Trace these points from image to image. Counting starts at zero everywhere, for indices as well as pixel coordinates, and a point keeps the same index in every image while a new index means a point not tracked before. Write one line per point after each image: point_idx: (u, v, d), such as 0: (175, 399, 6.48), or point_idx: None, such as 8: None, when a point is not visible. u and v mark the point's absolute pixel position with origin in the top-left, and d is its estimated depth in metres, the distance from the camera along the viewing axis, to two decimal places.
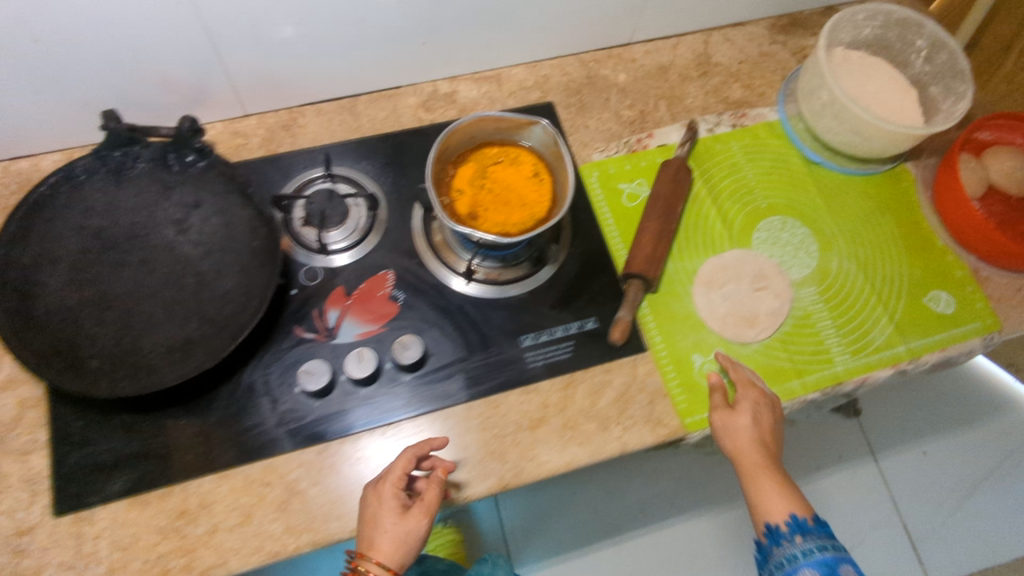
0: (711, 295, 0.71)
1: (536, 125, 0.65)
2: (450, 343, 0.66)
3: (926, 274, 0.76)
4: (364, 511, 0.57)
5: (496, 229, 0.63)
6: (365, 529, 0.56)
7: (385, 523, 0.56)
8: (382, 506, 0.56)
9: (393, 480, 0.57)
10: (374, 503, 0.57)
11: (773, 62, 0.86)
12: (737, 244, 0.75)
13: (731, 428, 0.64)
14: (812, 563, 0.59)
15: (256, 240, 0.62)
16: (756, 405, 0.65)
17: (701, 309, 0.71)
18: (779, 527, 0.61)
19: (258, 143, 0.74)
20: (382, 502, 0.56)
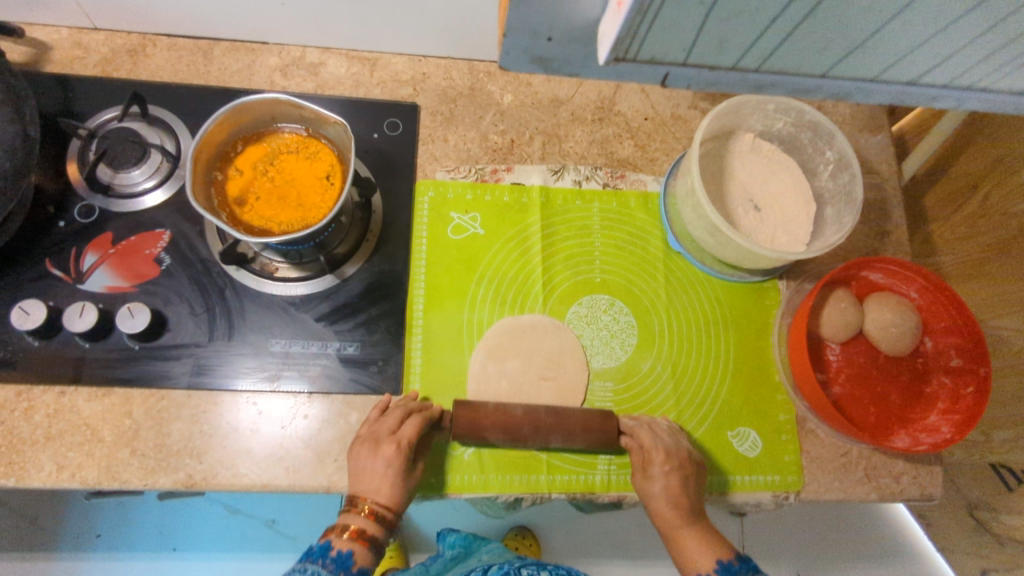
0: (488, 365, 0.66)
1: (337, 125, 0.59)
2: (195, 324, 0.63)
3: (743, 407, 0.68)
4: (362, 470, 0.57)
5: (256, 223, 0.59)
6: (360, 479, 0.57)
7: (385, 470, 0.56)
8: (384, 463, 0.56)
9: (400, 434, 0.57)
10: (376, 457, 0.57)
11: (682, 127, 0.77)
12: (549, 317, 0.69)
13: (647, 495, 0.60)
14: None
15: (8, 162, 0.58)
16: (666, 476, 0.60)
17: (472, 375, 0.65)
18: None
19: (96, 60, 0.70)
20: (384, 454, 0.56)
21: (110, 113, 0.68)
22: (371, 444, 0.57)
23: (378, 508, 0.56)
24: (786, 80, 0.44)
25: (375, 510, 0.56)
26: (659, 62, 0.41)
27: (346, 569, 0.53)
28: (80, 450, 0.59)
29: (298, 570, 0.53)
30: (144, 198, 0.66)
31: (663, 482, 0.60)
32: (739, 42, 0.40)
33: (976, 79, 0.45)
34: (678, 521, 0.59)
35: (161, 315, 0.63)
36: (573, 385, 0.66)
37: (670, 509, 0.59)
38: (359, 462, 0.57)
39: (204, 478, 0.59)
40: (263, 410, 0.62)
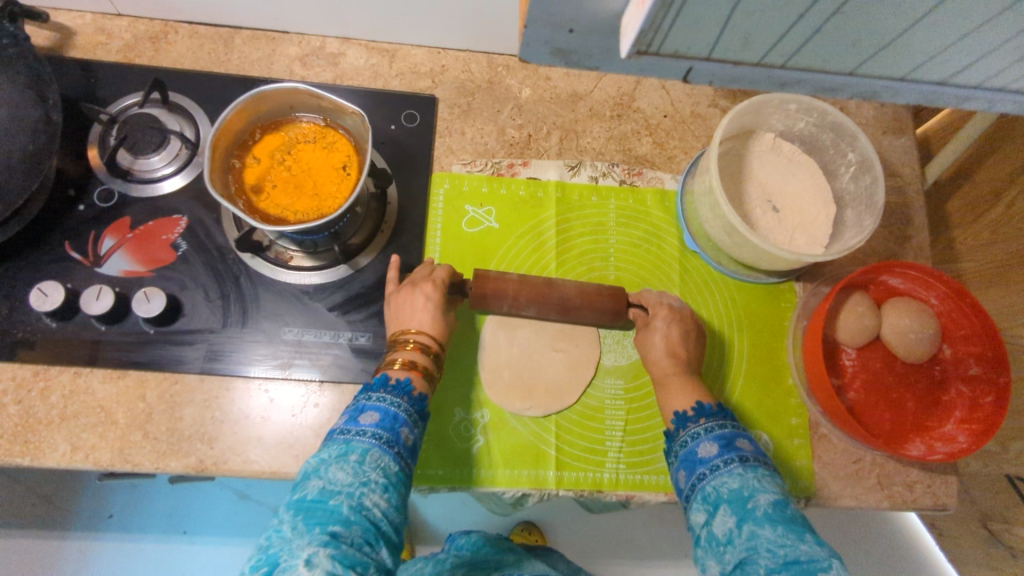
0: (501, 339, 0.68)
1: (355, 115, 0.59)
2: (209, 310, 0.64)
3: (755, 410, 0.68)
4: (402, 301, 0.60)
5: (272, 210, 0.59)
6: (405, 315, 0.59)
7: (424, 306, 0.60)
8: (424, 296, 0.60)
9: (434, 276, 0.62)
10: (413, 293, 0.60)
11: (702, 126, 0.76)
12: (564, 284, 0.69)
13: (645, 345, 0.63)
14: (710, 437, 0.53)
15: (30, 144, 0.59)
16: (666, 322, 0.63)
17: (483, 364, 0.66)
18: (687, 413, 0.57)
19: (118, 46, 0.71)
20: (422, 287, 0.60)
21: (132, 99, 0.68)
22: (408, 287, 0.61)
23: (423, 341, 0.58)
24: (812, 78, 0.43)
25: (420, 343, 0.58)
26: (683, 56, 0.41)
27: (408, 393, 0.53)
28: (94, 431, 0.59)
29: (365, 399, 0.52)
30: (163, 184, 0.66)
31: (665, 336, 0.63)
32: (765, 38, 0.39)
33: (1008, 81, 0.44)
34: (676, 370, 0.61)
35: (176, 300, 0.63)
36: (584, 360, 0.68)
37: (666, 359, 0.62)
38: (398, 302, 0.60)
39: (215, 463, 0.60)
40: (274, 397, 0.62)
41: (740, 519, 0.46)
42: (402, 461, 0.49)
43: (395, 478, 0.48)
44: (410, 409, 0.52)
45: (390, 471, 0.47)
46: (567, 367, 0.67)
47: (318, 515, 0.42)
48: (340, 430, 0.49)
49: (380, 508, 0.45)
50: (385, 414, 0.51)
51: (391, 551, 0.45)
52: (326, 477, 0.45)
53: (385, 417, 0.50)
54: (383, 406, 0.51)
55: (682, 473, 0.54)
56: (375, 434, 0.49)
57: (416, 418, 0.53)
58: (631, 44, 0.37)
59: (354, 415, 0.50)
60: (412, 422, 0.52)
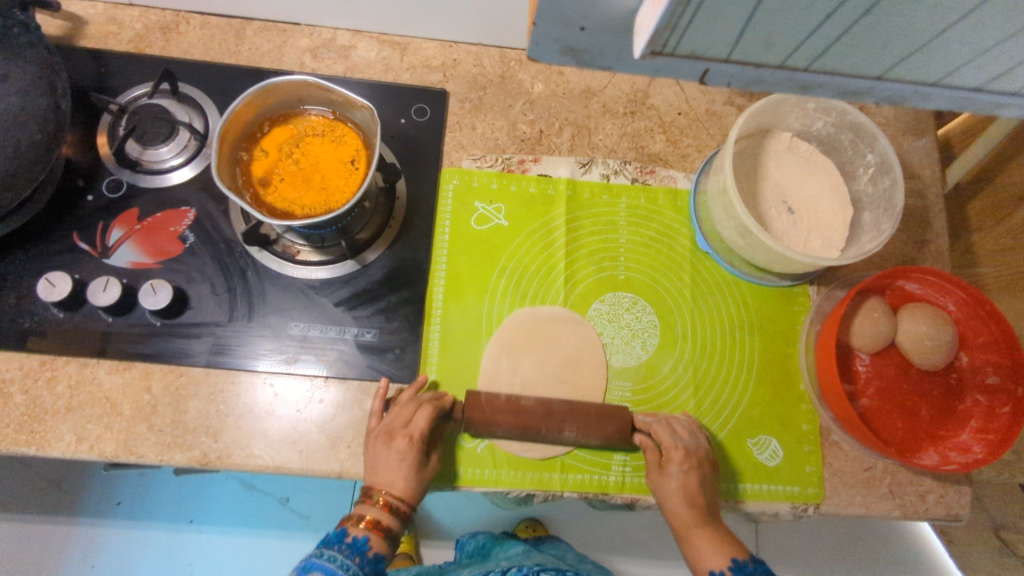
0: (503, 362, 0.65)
1: (365, 109, 0.59)
2: (216, 304, 0.63)
3: (765, 415, 0.67)
4: (377, 461, 0.57)
5: (280, 204, 0.58)
6: (377, 470, 0.56)
7: (399, 464, 0.56)
8: (399, 452, 0.56)
9: (412, 427, 0.57)
10: (390, 449, 0.56)
11: (717, 124, 0.75)
12: (567, 310, 0.68)
13: (660, 490, 0.59)
14: None
15: (38, 134, 0.59)
16: (684, 472, 0.59)
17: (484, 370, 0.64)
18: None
19: (129, 35, 0.71)
20: (397, 446, 0.56)
21: (141, 90, 0.68)
22: (385, 436, 0.57)
23: (393, 500, 0.56)
24: (835, 82, 0.41)
25: (389, 501, 0.56)
26: (700, 57, 0.39)
27: (361, 553, 0.54)
28: (99, 422, 0.60)
29: (314, 556, 0.55)
30: (172, 175, 0.66)
31: (681, 484, 0.59)
32: (787, 40, 0.38)
33: None
34: (693, 519, 0.58)
35: (183, 293, 0.63)
36: (590, 388, 0.65)
37: (687, 512, 0.58)
38: (374, 453, 0.57)
39: (219, 457, 0.60)
40: (279, 392, 0.62)
41: None
42: None
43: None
44: (356, 570, 0.54)
45: None
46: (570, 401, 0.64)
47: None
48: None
49: None
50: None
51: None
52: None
53: None
54: (328, 567, 0.54)
55: None
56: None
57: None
58: (645, 43, 0.36)
59: (298, 574, 0.54)
60: None
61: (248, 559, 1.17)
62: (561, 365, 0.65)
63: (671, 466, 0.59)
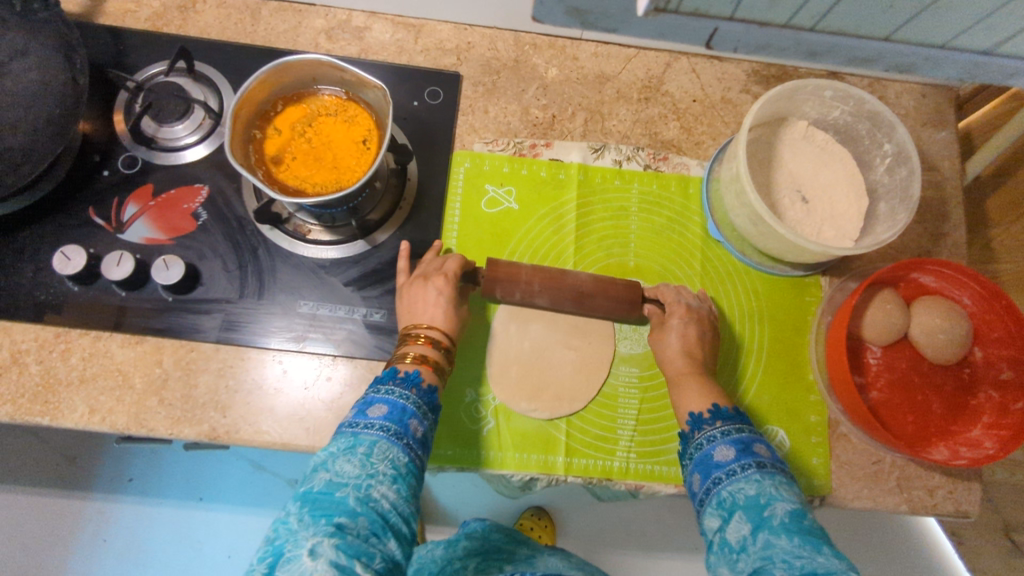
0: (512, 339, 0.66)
1: (378, 88, 0.59)
2: (227, 280, 0.64)
3: (774, 406, 0.66)
4: (414, 298, 0.60)
5: (291, 182, 0.59)
6: (415, 309, 0.59)
7: (436, 297, 0.59)
8: (435, 290, 0.60)
9: (446, 268, 0.62)
10: (425, 287, 0.60)
11: (731, 111, 0.74)
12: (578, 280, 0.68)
13: (660, 345, 0.63)
14: (726, 441, 0.52)
15: (57, 109, 0.60)
16: (682, 322, 0.62)
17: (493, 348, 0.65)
18: (701, 415, 0.56)
19: (147, 14, 0.71)
20: (433, 282, 0.60)
21: (157, 68, 0.69)
22: (421, 278, 0.61)
23: (434, 336, 0.58)
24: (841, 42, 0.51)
25: (432, 338, 0.57)
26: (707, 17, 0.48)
27: (418, 385, 0.53)
28: (111, 394, 0.60)
29: (375, 392, 0.52)
30: (186, 153, 0.67)
31: (680, 336, 0.62)
32: (789, 1, 0.46)
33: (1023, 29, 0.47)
34: (686, 370, 0.60)
35: (195, 269, 0.63)
36: (596, 362, 0.66)
37: (680, 359, 0.61)
38: (411, 295, 0.60)
39: (227, 432, 0.60)
40: (288, 370, 0.63)
41: (756, 527, 0.45)
42: (413, 453, 0.49)
43: (406, 470, 0.48)
44: (419, 401, 0.52)
45: (398, 462, 0.48)
46: (576, 366, 0.65)
47: (323, 506, 0.43)
48: (347, 424, 0.50)
49: (388, 499, 0.46)
50: (394, 406, 0.51)
51: (399, 541, 0.45)
52: (333, 469, 0.46)
53: (395, 408, 0.51)
54: (393, 399, 0.51)
55: (696, 474, 0.53)
56: (382, 426, 0.49)
57: (426, 410, 0.53)
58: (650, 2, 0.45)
59: (362, 409, 0.51)
60: (423, 413, 0.52)
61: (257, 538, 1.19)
62: (571, 331, 0.67)
63: (670, 320, 0.63)
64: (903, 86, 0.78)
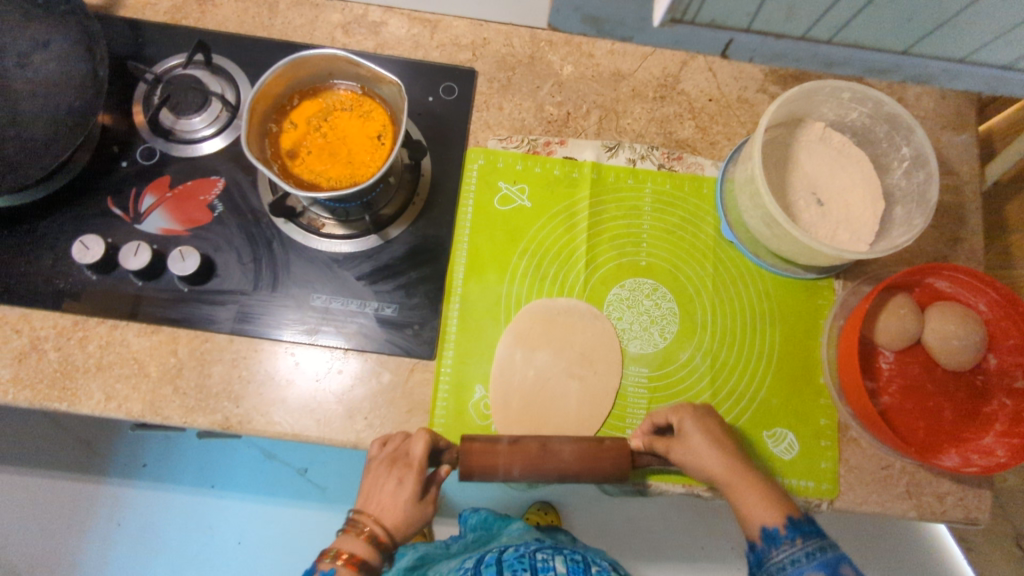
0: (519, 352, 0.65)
1: (394, 85, 0.59)
2: (241, 272, 0.65)
3: (783, 408, 0.66)
4: (370, 485, 0.58)
5: (306, 176, 0.59)
6: (372, 492, 0.58)
7: (391, 492, 0.57)
8: (396, 481, 0.57)
9: (412, 456, 0.57)
10: (386, 474, 0.57)
11: (748, 112, 0.74)
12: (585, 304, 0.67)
13: (692, 455, 0.57)
14: (812, 567, 0.49)
15: (77, 101, 0.61)
16: (698, 418, 0.59)
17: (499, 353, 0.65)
18: (777, 531, 0.51)
19: (166, 6, 0.72)
20: (396, 474, 0.57)
21: (176, 61, 0.69)
22: (385, 463, 0.57)
23: (375, 530, 0.57)
24: None
25: (372, 532, 0.56)
26: None
27: None
28: (127, 382, 0.62)
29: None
30: (203, 145, 0.67)
31: (699, 433, 0.58)
32: None
33: None
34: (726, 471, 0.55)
35: (210, 260, 0.64)
36: (602, 390, 0.64)
37: (717, 458, 0.56)
38: (373, 477, 0.58)
39: (240, 422, 0.61)
40: (300, 362, 0.63)
41: None
42: None
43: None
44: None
45: None
46: (580, 398, 0.64)
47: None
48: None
49: None
50: None
51: None
52: None
53: None
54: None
55: None
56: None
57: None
58: None
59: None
60: None
61: (267, 526, 1.21)
62: (576, 360, 0.65)
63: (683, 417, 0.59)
64: (923, 87, 0.77)
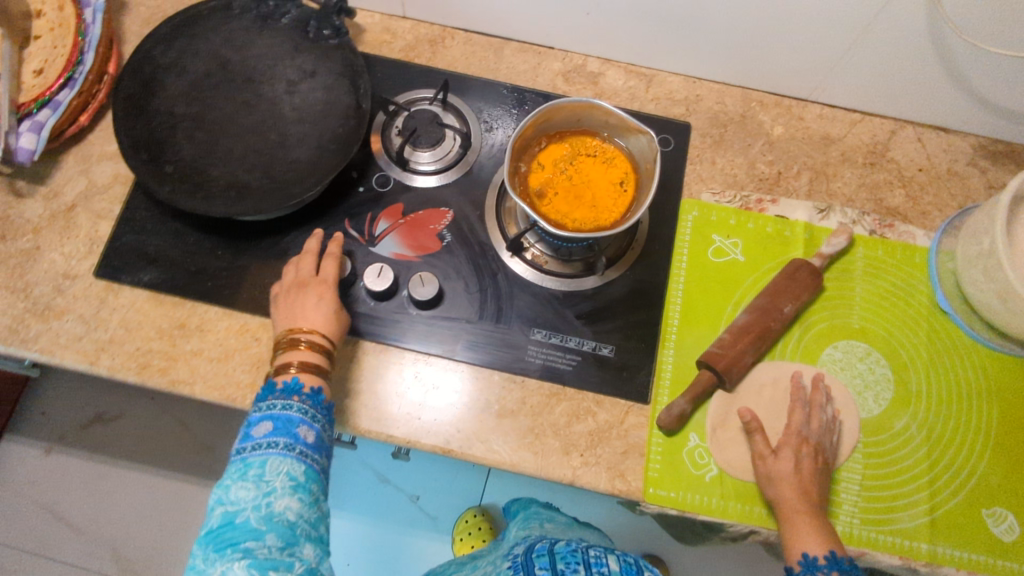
0: (732, 408, 0.64)
1: (645, 136, 0.61)
2: (467, 301, 0.67)
3: (1003, 486, 0.64)
4: (289, 306, 0.60)
5: (553, 216, 0.62)
6: (297, 316, 0.59)
7: (318, 304, 0.60)
8: (319, 296, 0.60)
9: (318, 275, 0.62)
10: (305, 293, 0.60)
11: (958, 184, 0.74)
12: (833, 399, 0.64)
13: (773, 477, 0.59)
14: None
15: (340, 128, 0.65)
16: (797, 454, 0.60)
17: (712, 415, 0.64)
18: (817, 560, 0.56)
19: (401, 46, 0.77)
20: (315, 290, 0.60)
21: (422, 95, 0.74)
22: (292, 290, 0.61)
23: (315, 341, 0.58)
24: None
25: (312, 342, 0.57)
26: None
27: (299, 391, 0.54)
28: (356, 397, 0.63)
29: (256, 411, 0.54)
30: (418, 178, 0.71)
31: (797, 465, 0.59)
32: None
33: None
34: (802, 506, 0.58)
35: (440, 288, 0.66)
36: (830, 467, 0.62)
37: (797, 490, 0.58)
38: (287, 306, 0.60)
39: (461, 447, 0.62)
40: (423, 372, 0.65)
41: None
42: (307, 461, 0.52)
43: (305, 478, 0.52)
44: (305, 406, 0.54)
45: (296, 474, 0.51)
46: None
47: (229, 538, 0.47)
48: (239, 451, 0.53)
49: (292, 511, 0.50)
50: (280, 419, 0.53)
51: (312, 544, 0.50)
52: (229, 500, 0.49)
53: (280, 421, 0.53)
54: (280, 412, 0.53)
55: None
56: (272, 443, 0.52)
57: (317, 413, 0.55)
58: None
59: (248, 431, 0.53)
60: (313, 416, 0.54)
61: None
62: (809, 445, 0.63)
63: (786, 447, 0.60)
64: None
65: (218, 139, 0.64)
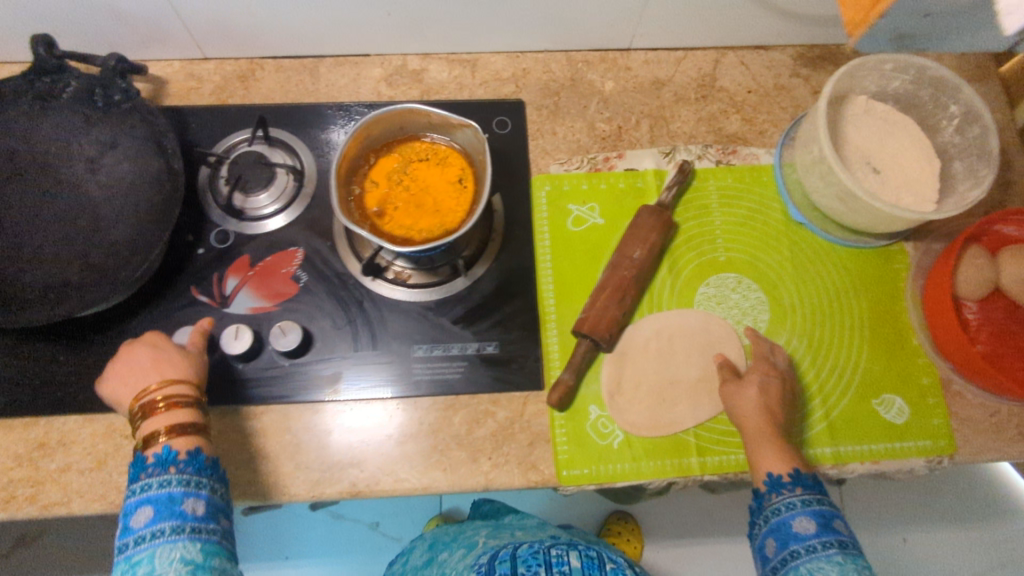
0: (623, 372, 0.65)
1: (468, 129, 0.60)
2: (338, 337, 0.65)
3: (885, 374, 0.67)
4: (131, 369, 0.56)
5: (399, 232, 0.60)
6: (145, 376, 0.55)
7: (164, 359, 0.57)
8: (149, 346, 0.58)
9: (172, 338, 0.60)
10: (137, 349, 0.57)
11: (787, 97, 0.76)
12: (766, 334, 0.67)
13: (737, 398, 0.60)
14: (807, 511, 0.55)
15: (155, 196, 0.61)
16: (764, 377, 0.61)
17: (605, 383, 0.64)
18: (781, 478, 0.56)
19: (210, 89, 0.72)
20: (147, 342, 0.58)
21: (240, 137, 0.70)
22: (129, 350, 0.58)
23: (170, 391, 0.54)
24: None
25: (167, 393, 0.54)
26: None
27: (175, 462, 0.51)
28: (248, 465, 0.61)
29: (131, 496, 0.50)
30: (266, 223, 0.67)
31: (760, 395, 0.60)
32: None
33: None
34: (767, 426, 0.58)
35: (307, 331, 0.64)
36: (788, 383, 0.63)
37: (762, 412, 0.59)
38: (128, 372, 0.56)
39: (368, 486, 0.60)
40: (311, 424, 0.62)
41: None
42: (201, 536, 0.49)
43: (203, 557, 0.49)
44: (185, 477, 0.51)
45: (191, 557, 0.48)
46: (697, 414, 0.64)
47: None
48: (121, 547, 0.49)
49: None
50: (159, 502, 0.49)
51: None
52: None
53: (160, 505, 0.49)
54: (157, 492, 0.50)
55: (770, 541, 0.55)
56: (157, 532, 0.48)
57: (200, 480, 0.51)
58: None
59: (127, 523, 0.49)
60: (197, 487, 0.51)
61: None
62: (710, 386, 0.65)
63: (753, 375, 0.62)
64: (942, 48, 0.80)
65: (23, 241, 0.59)
